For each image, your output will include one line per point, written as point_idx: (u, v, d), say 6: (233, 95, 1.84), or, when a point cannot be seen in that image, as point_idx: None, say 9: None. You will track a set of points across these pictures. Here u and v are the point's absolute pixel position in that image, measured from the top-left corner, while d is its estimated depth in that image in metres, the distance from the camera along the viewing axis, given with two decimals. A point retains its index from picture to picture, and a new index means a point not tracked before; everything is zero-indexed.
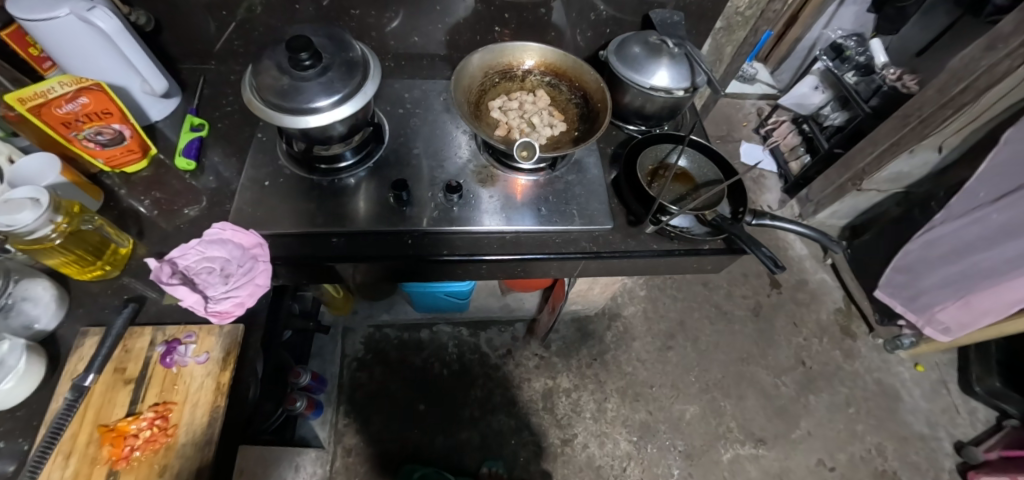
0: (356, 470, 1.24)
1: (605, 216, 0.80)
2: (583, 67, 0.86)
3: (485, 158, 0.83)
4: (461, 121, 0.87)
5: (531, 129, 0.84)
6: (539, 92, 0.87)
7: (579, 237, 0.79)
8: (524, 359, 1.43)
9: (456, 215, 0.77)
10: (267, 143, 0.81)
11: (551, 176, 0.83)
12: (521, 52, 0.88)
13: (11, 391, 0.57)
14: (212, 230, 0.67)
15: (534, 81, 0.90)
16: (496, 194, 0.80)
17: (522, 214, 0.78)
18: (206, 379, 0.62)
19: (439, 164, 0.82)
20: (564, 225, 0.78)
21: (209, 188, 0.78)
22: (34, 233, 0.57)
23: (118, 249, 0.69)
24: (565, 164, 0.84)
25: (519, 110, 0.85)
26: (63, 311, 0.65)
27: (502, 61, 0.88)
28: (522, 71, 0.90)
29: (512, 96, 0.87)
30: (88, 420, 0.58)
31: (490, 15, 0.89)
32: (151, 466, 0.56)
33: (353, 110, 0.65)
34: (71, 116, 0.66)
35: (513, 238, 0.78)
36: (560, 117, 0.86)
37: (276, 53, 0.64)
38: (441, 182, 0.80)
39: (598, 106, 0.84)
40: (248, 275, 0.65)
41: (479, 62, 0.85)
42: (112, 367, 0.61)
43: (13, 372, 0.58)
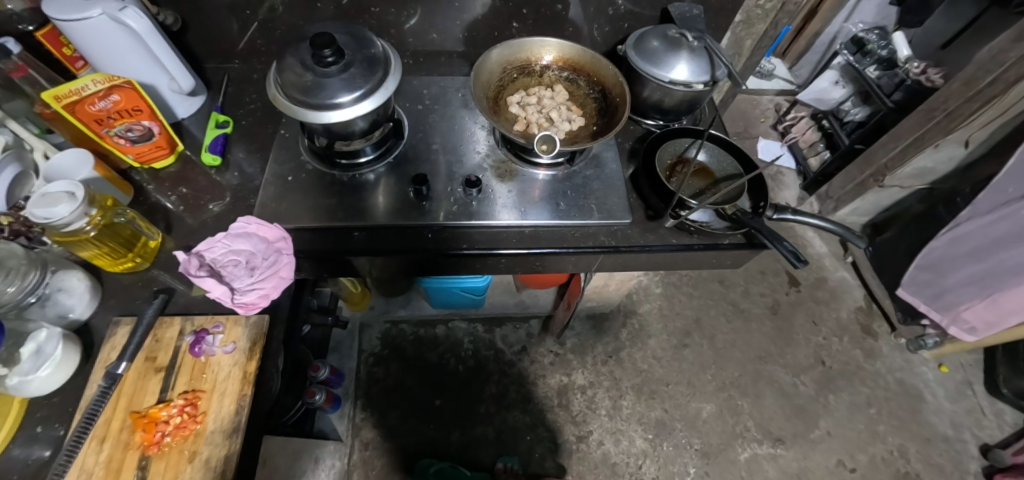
0: (374, 463, 1.25)
1: (623, 210, 0.80)
2: (601, 62, 0.85)
3: (503, 153, 0.84)
4: (479, 116, 0.88)
5: (550, 124, 0.84)
6: (557, 87, 0.88)
7: (597, 232, 0.79)
8: (540, 355, 1.43)
9: (475, 210, 0.77)
10: (289, 139, 0.82)
11: (569, 171, 0.83)
12: (540, 47, 0.88)
13: (48, 378, 0.59)
14: (238, 224, 0.68)
15: (552, 76, 0.90)
16: (514, 189, 0.80)
17: (540, 209, 0.78)
18: (233, 368, 0.63)
19: (457, 160, 0.82)
20: (583, 220, 0.78)
21: (236, 183, 0.79)
22: (70, 225, 0.59)
23: (148, 242, 0.71)
24: (582, 158, 0.84)
25: (538, 105, 0.85)
26: (96, 301, 0.67)
27: (520, 57, 0.88)
28: (540, 66, 0.90)
29: (530, 91, 0.87)
30: (121, 407, 0.59)
31: (508, 10, 0.89)
32: (182, 452, 0.57)
33: (374, 106, 0.65)
34: (103, 113, 0.68)
35: (532, 232, 0.78)
36: (578, 111, 0.86)
37: (300, 50, 0.65)
38: (460, 177, 0.80)
39: (616, 101, 0.84)
40: (274, 267, 0.66)
41: (498, 58, 0.86)
42: (143, 356, 0.63)
43: (50, 359, 0.60)
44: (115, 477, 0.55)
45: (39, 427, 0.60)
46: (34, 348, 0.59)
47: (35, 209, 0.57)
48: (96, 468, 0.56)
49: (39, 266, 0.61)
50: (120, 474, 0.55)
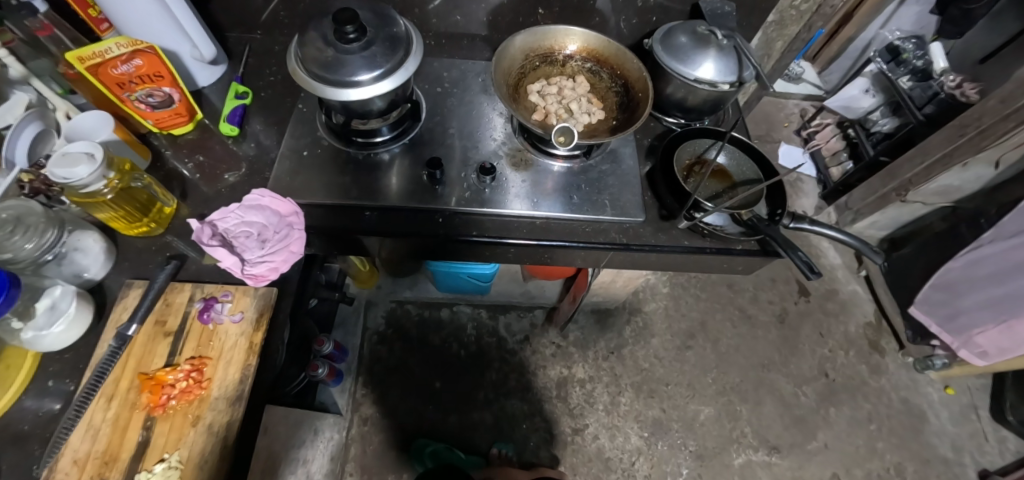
0: (371, 439, 1.27)
1: (637, 208, 0.79)
2: (626, 55, 0.84)
3: (519, 142, 0.83)
4: (498, 103, 0.87)
5: (569, 115, 0.82)
6: (579, 78, 0.86)
7: (609, 228, 0.78)
8: (542, 346, 1.43)
9: (487, 197, 0.77)
10: (306, 114, 0.82)
11: (585, 164, 0.82)
12: (565, 36, 0.87)
13: (60, 334, 0.61)
14: (252, 196, 0.69)
15: (575, 67, 0.88)
16: (527, 179, 0.79)
17: (554, 200, 0.77)
18: (240, 338, 0.64)
19: (472, 145, 0.82)
20: (596, 214, 0.77)
21: (251, 154, 0.80)
22: (88, 187, 0.60)
23: (163, 208, 0.71)
24: (600, 152, 0.83)
25: (558, 95, 0.84)
26: (110, 262, 0.68)
27: (544, 45, 0.87)
28: (563, 56, 0.88)
29: (551, 81, 0.86)
30: (129, 367, 0.60)
31: None
32: (186, 415, 0.58)
33: (392, 86, 0.64)
34: (124, 77, 0.68)
35: (543, 224, 0.77)
36: (599, 104, 0.85)
37: (322, 25, 0.64)
38: (474, 164, 0.80)
39: (638, 97, 0.82)
40: (284, 240, 0.66)
41: (521, 44, 0.84)
42: (154, 319, 0.64)
43: (64, 316, 0.61)
44: (121, 435, 0.57)
45: (51, 380, 0.61)
46: (48, 305, 0.60)
47: (55, 168, 0.58)
48: (103, 425, 0.57)
49: (56, 225, 0.62)
50: (126, 432, 0.57)
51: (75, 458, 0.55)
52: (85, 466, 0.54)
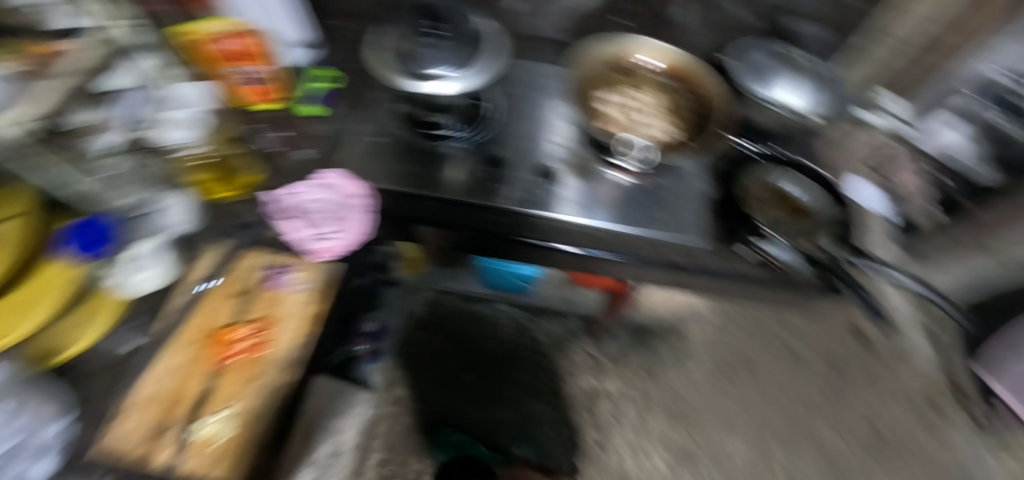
0: (399, 420, 1.31)
1: (695, 229, 0.77)
2: (701, 71, 0.82)
3: (581, 150, 0.83)
4: (565, 109, 0.87)
5: (631, 125, 0.80)
6: (650, 90, 0.84)
7: (663, 247, 0.78)
8: (574, 354, 1.42)
9: (546, 201, 0.77)
10: (375, 100, 0.84)
11: (654, 182, 0.80)
12: (640, 47, 0.86)
13: (148, 280, 0.63)
14: (319, 175, 0.74)
15: (648, 79, 0.86)
16: (587, 188, 0.79)
17: (611, 212, 0.77)
18: (301, 306, 0.68)
19: (536, 149, 0.82)
20: (651, 231, 0.76)
21: (321, 132, 0.82)
22: (175, 150, 0.67)
23: (248, 178, 0.73)
24: (668, 171, 0.81)
25: (625, 104, 0.82)
26: (194, 219, 0.69)
27: (613, 52, 0.86)
28: (637, 67, 0.87)
29: (620, 89, 0.84)
30: (200, 320, 0.65)
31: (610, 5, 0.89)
32: (246, 371, 0.63)
33: (461, 84, 0.63)
34: (220, 54, 0.72)
35: (596, 235, 0.78)
36: (670, 117, 0.81)
37: (403, 23, 0.70)
38: (536, 166, 0.80)
39: (712, 116, 0.78)
40: (341, 222, 0.73)
41: (595, 52, 0.85)
42: (226, 279, 0.69)
43: (153, 266, 0.62)
44: (185, 380, 0.61)
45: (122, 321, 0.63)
46: (136, 256, 0.61)
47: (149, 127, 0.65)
48: (172, 370, 0.61)
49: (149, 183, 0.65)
50: (189, 378, 0.61)
51: (144, 396, 0.58)
52: (154, 405, 0.58)
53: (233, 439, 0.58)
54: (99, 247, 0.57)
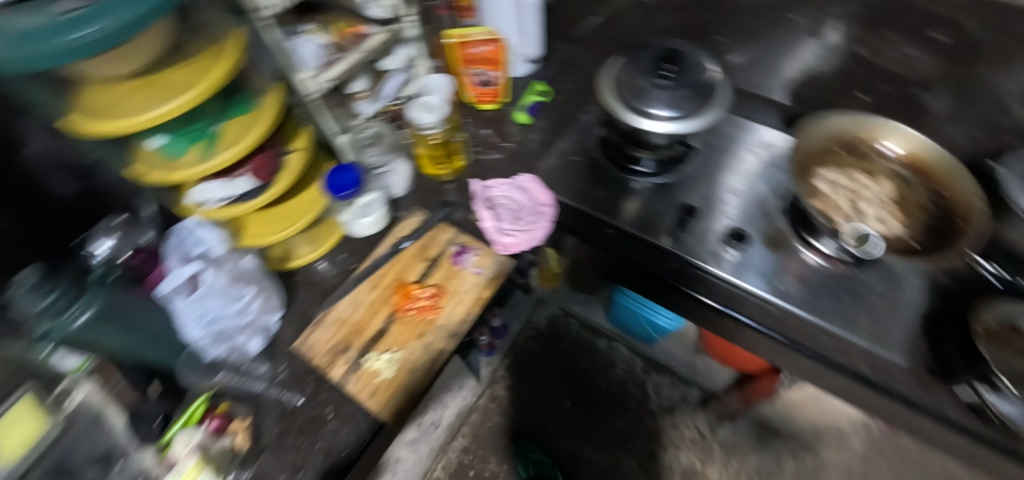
0: (491, 418, 1.35)
1: (898, 346, 0.67)
2: (962, 176, 0.70)
3: (782, 220, 0.77)
4: (776, 173, 0.81)
5: (857, 213, 0.73)
6: (882, 180, 0.75)
7: (854, 352, 0.68)
8: (683, 425, 1.33)
9: (728, 263, 0.73)
10: (582, 124, 0.89)
11: (849, 272, 0.72)
12: (888, 131, 0.76)
13: (366, 225, 0.76)
14: (521, 178, 0.82)
15: (883, 167, 0.77)
16: (776, 261, 0.73)
17: (798, 293, 0.71)
18: (472, 288, 0.72)
19: (730, 206, 0.79)
20: (844, 331, 0.68)
21: (526, 145, 0.89)
22: (424, 130, 0.80)
23: (457, 162, 0.85)
24: (874, 268, 0.73)
25: (850, 189, 0.75)
26: (410, 186, 0.83)
27: (854, 131, 0.77)
28: (875, 151, 0.77)
29: (848, 172, 0.76)
30: (393, 271, 0.74)
31: (859, 76, 0.80)
32: (417, 327, 0.69)
33: (677, 129, 0.65)
34: (472, 56, 0.86)
35: (777, 314, 0.71)
36: (897, 214, 0.73)
37: (644, 57, 0.71)
38: (726, 225, 0.77)
39: (960, 229, 0.67)
40: (533, 224, 0.76)
41: (836, 125, 0.77)
42: (420, 244, 0.77)
43: (374, 214, 0.76)
44: (372, 316, 0.71)
45: (342, 255, 0.78)
46: (364, 202, 0.76)
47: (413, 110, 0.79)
48: (364, 305, 0.71)
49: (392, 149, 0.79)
50: (375, 316, 0.70)
51: (343, 319, 0.70)
52: (342, 328, 0.70)
53: (391, 384, 0.65)
54: (342, 191, 0.67)
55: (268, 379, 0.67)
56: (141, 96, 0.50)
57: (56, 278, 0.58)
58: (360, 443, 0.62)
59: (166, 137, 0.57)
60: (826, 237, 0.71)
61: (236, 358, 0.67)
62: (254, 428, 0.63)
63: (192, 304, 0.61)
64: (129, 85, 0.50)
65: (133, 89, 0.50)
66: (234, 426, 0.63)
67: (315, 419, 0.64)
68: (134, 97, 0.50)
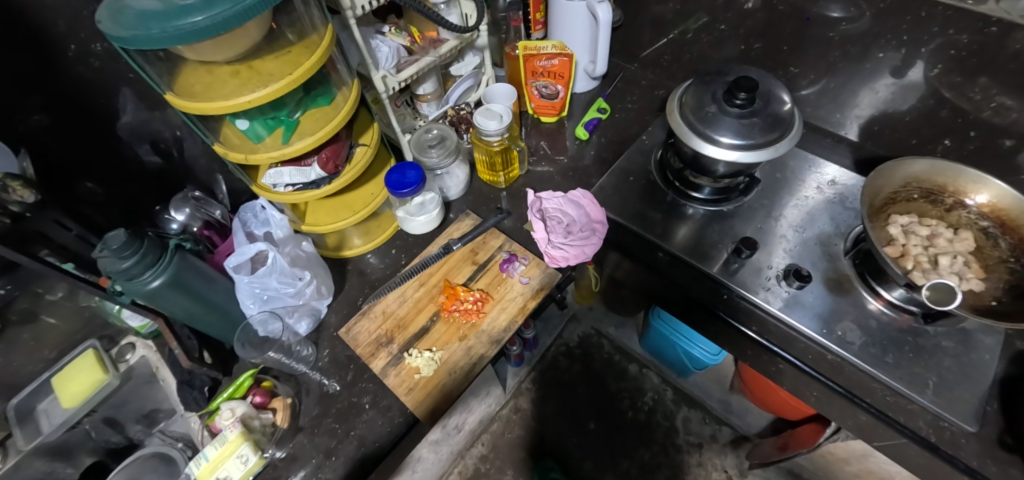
0: (513, 429, 1.34)
1: (969, 412, 0.62)
2: None
3: (846, 263, 0.73)
4: (845, 214, 0.77)
5: (933, 267, 0.67)
6: (963, 233, 0.70)
7: (917, 413, 0.63)
8: (711, 465, 1.27)
9: (783, 301, 0.71)
10: (640, 145, 0.88)
11: (917, 326, 0.68)
12: (974, 182, 0.70)
13: (420, 224, 0.78)
14: (577, 193, 0.80)
15: (963, 219, 0.72)
16: (835, 305, 0.70)
17: (858, 341, 0.67)
18: (518, 297, 0.72)
19: (792, 243, 0.75)
20: (910, 389, 0.63)
21: (582, 160, 0.90)
22: (488, 137, 0.77)
23: (514, 171, 0.86)
24: (946, 324, 0.68)
25: (926, 239, 0.70)
26: (463, 188, 0.85)
27: (937, 180, 0.73)
28: (955, 201, 0.73)
29: (924, 221, 0.72)
30: (442, 271, 0.75)
31: (947, 125, 0.74)
32: (459, 329, 0.69)
33: (742, 159, 0.65)
34: (540, 69, 0.87)
35: (833, 361, 0.67)
36: (979, 272, 0.68)
37: (717, 84, 0.70)
38: (786, 261, 0.74)
39: None
40: (584, 240, 0.75)
41: (912, 171, 0.73)
42: (470, 247, 0.78)
43: (428, 214, 0.78)
44: (416, 313, 0.72)
45: (393, 250, 0.80)
46: (420, 201, 0.78)
47: (479, 116, 0.77)
48: (410, 301, 0.73)
49: (454, 154, 0.78)
50: (420, 313, 0.71)
51: (388, 312, 0.72)
52: (386, 320, 0.71)
53: (429, 382, 0.65)
54: (400, 189, 0.69)
55: (310, 362, 0.70)
56: (237, 81, 0.54)
57: (139, 240, 0.55)
58: (392, 437, 0.64)
59: (248, 122, 0.60)
60: (896, 286, 0.67)
61: (287, 339, 0.69)
62: (293, 407, 0.65)
63: (254, 280, 0.65)
64: (228, 70, 0.55)
65: (231, 74, 0.54)
66: (275, 403, 0.65)
67: (352, 406, 0.66)
68: (231, 81, 0.54)
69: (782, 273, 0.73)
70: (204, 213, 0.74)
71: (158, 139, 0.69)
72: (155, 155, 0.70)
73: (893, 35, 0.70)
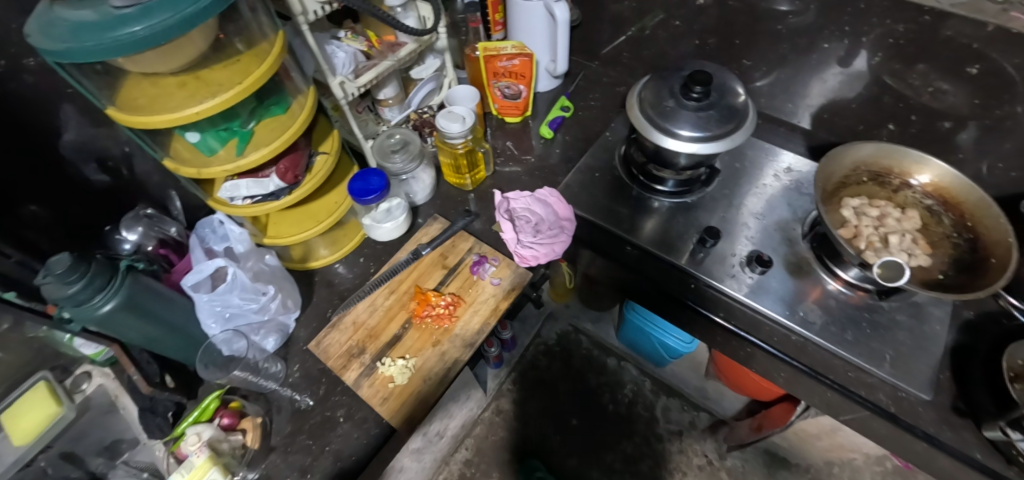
0: (496, 430, 1.34)
1: (925, 383, 0.65)
2: (989, 207, 0.68)
3: (804, 247, 0.76)
4: (801, 200, 0.80)
5: (884, 246, 0.71)
6: (910, 212, 0.74)
7: (877, 387, 0.66)
8: (691, 451, 1.30)
9: (748, 287, 0.73)
10: (605, 141, 0.90)
11: (873, 303, 0.71)
12: (917, 163, 0.74)
13: (387, 231, 0.77)
14: (544, 191, 0.81)
15: (909, 198, 0.76)
16: (797, 288, 0.73)
17: (819, 321, 0.70)
18: (490, 298, 0.72)
19: (752, 230, 0.78)
20: (868, 364, 0.66)
21: (549, 159, 0.90)
22: (452, 140, 0.77)
23: (480, 173, 0.86)
24: (899, 299, 0.71)
25: (877, 220, 0.74)
26: (430, 193, 0.84)
27: (883, 163, 0.77)
28: (901, 182, 0.77)
29: (874, 202, 0.76)
30: (412, 277, 0.74)
31: (891, 110, 0.78)
32: (432, 334, 0.69)
33: (702, 150, 0.66)
34: (501, 70, 0.88)
35: (798, 342, 0.70)
36: (925, 248, 0.72)
37: (674, 79, 0.72)
38: (748, 248, 0.76)
39: (988, 261, 0.66)
40: (553, 238, 0.76)
41: (859, 155, 0.76)
42: (440, 251, 0.77)
43: (395, 220, 0.77)
44: (387, 321, 0.70)
45: (361, 258, 0.78)
46: (387, 207, 0.78)
47: (442, 119, 0.76)
48: (380, 309, 0.72)
49: (419, 158, 0.78)
50: (391, 321, 0.70)
51: (359, 323, 0.70)
52: (357, 331, 0.70)
53: (403, 391, 0.65)
54: (364, 196, 0.68)
55: (280, 379, 0.67)
56: (183, 92, 0.51)
57: (86, 263, 0.53)
58: (369, 449, 0.62)
59: (199, 135, 0.58)
60: (852, 266, 0.70)
61: (253, 356, 0.66)
62: (264, 427, 0.64)
63: (214, 298, 0.63)
64: (174, 81, 0.52)
65: (177, 85, 0.52)
66: (244, 424, 0.64)
67: (326, 421, 0.64)
68: (177, 92, 0.51)
69: (745, 259, 0.75)
70: (158, 232, 0.71)
71: (105, 157, 0.65)
72: (103, 174, 0.66)
73: (836, 27, 0.73)
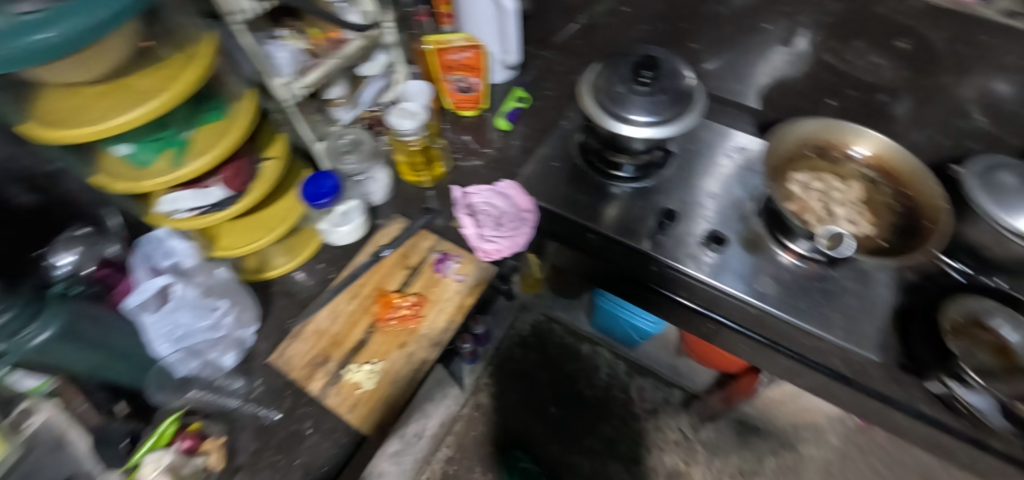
0: (475, 425, 1.33)
1: (874, 344, 0.68)
2: (921, 174, 0.72)
3: (757, 223, 0.78)
4: (752, 177, 0.83)
5: (829, 218, 0.74)
6: (852, 183, 0.78)
7: (830, 352, 0.70)
8: (667, 427, 1.34)
9: (707, 265, 0.75)
10: (561, 130, 0.90)
11: (823, 272, 0.74)
12: (856, 136, 0.78)
13: (345, 234, 0.75)
14: (503, 184, 0.82)
15: (851, 170, 0.79)
16: (753, 263, 0.75)
17: (774, 293, 0.72)
18: (455, 295, 0.71)
19: (708, 210, 0.80)
20: (821, 331, 0.69)
21: (507, 151, 0.90)
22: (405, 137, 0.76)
23: (438, 168, 0.85)
24: (846, 267, 0.75)
25: (823, 192, 0.77)
26: (388, 193, 0.82)
27: (826, 137, 0.80)
28: (843, 155, 0.80)
29: (820, 175, 0.79)
30: (373, 280, 0.73)
31: (830, 86, 0.82)
32: (397, 337, 0.68)
33: (656, 135, 0.66)
34: (454, 63, 0.86)
35: (756, 315, 0.73)
36: (868, 216, 0.76)
37: (624, 66, 0.72)
38: (705, 227, 0.78)
39: (922, 224, 0.70)
40: (516, 231, 0.77)
41: (804, 131, 0.79)
42: (401, 252, 0.76)
43: (352, 222, 0.75)
44: (351, 327, 0.69)
45: (321, 264, 0.76)
46: (343, 210, 0.75)
47: (393, 116, 0.74)
48: (343, 315, 0.70)
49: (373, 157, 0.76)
50: (355, 327, 0.69)
51: (321, 331, 0.69)
52: (321, 339, 0.68)
53: (372, 396, 0.64)
54: (317, 200, 0.65)
55: (242, 395, 0.65)
56: (105, 102, 0.48)
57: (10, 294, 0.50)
58: (340, 458, 0.61)
59: (131, 145, 0.55)
60: (801, 239, 0.72)
61: (208, 375, 0.66)
62: (228, 446, 0.61)
63: (162, 318, 0.61)
64: (95, 91, 0.49)
65: (99, 94, 0.49)
66: (207, 446, 0.59)
67: (294, 434, 0.62)
68: (99, 103, 0.48)
69: (703, 239, 0.77)
70: None
71: (30, 175, 0.61)
72: (28, 194, 0.62)
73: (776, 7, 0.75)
